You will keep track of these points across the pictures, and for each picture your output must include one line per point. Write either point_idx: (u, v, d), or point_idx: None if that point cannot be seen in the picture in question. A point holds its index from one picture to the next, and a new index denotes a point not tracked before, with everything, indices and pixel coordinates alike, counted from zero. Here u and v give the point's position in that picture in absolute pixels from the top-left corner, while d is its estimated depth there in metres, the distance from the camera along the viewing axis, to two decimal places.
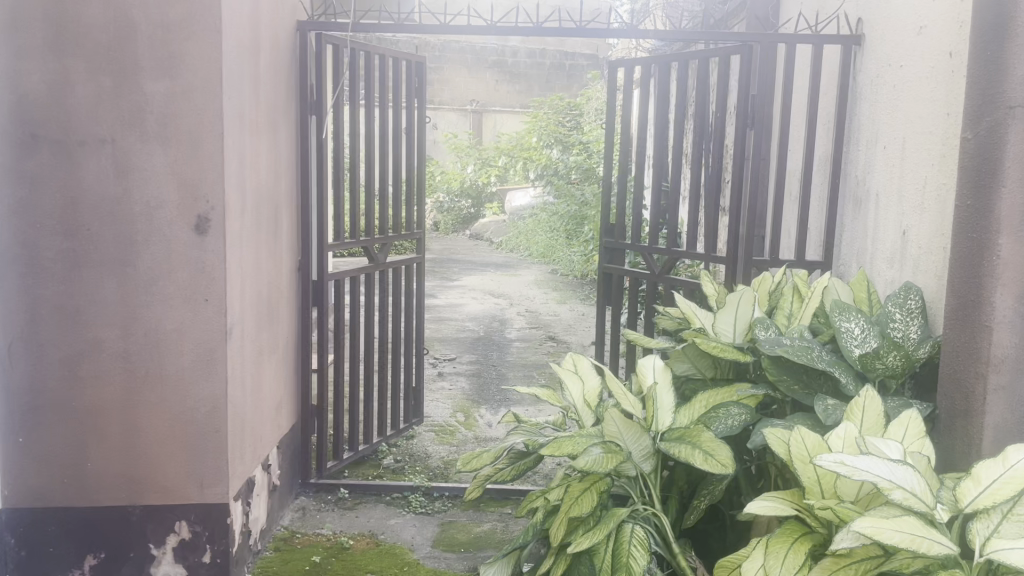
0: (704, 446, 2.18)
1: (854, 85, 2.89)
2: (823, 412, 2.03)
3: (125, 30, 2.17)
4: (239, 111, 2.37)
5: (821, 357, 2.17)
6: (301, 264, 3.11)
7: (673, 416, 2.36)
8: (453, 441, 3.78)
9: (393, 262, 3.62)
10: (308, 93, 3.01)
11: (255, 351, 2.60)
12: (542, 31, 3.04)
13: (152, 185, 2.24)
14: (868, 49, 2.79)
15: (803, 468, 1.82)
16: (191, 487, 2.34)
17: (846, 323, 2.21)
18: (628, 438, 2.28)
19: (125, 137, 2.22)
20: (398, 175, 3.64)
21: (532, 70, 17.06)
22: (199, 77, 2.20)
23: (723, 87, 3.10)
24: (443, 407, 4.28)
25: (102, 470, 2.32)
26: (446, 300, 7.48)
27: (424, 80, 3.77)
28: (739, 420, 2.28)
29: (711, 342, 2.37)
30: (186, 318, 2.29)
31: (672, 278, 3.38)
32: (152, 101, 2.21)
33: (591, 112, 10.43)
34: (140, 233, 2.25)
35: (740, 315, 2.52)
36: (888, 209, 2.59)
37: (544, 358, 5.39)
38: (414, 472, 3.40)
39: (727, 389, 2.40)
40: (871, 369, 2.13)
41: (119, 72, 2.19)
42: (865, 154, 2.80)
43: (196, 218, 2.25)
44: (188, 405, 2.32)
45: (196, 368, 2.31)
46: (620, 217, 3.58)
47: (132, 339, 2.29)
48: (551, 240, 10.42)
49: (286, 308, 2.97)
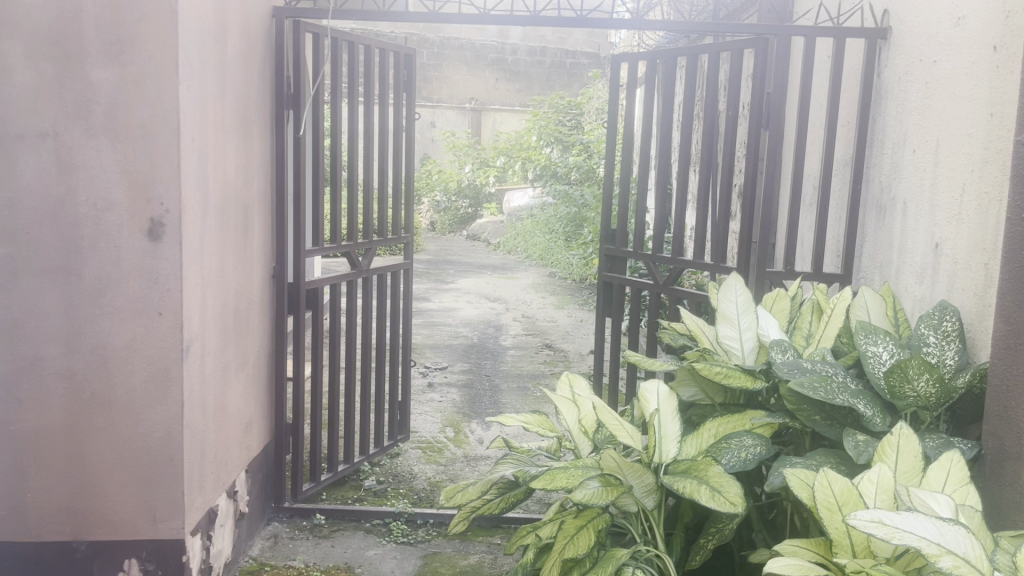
0: (710, 481, 1.95)
1: (880, 83, 2.65)
2: (855, 450, 1.77)
3: (68, 10, 1.94)
4: (202, 104, 2.14)
5: (845, 386, 1.95)
6: (277, 270, 2.87)
7: (679, 446, 2.14)
8: (440, 460, 3.53)
9: (377, 268, 3.39)
10: (285, 86, 2.78)
11: (220, 368, 2.36)
12: (542, 20, 2.78)
13: (100, 185, 2.00)
14: (896, 45, 2.56)
15: (830, 517, 1.60)
16: (143, 522, 2.10)
17: (872, 347, 2.00)
18: (629, 475, 2.07)
19: (70, 131, 1.98)
20: (384, 175, 3.40)
21: (532, 67, 16.78)
22: (153, 65, 1.96)
23: (735, 84, 2.85)
24: (431, 421, 4.03)
25: (42, 502, 2.09)
26: (441, 303, 7.24)
27: (413, 73, 3.52)
28: (752, 452, 2.03)
29: (712, 367, 2.12)
30: (137, 332, 2.05)
31: (676, 289, 3.14)
32: (98, 91, 1.97)
33: (592, 112, 10.17)
34: (86, 238, 2.02)
35: (752, 333, 2.28)
36: (918, 219, 2.36)
37: (539, 367, 5.14)
38: (396, 495, 3.15)
39: (740, 416, 2.17)
40: (899, 397, 1.89)
41: (62, 58, 1.95)
42: (891, 157, 2.56)
43: (150, 222, 2.01)
44: (139, 432, 2.08)
45: (149, 391, 2.07)
46: (621, 222, 3.33)
47: (78, 358, 2.05)
48: (549, 242, 10.16)
49: (258, 318, 2.72)
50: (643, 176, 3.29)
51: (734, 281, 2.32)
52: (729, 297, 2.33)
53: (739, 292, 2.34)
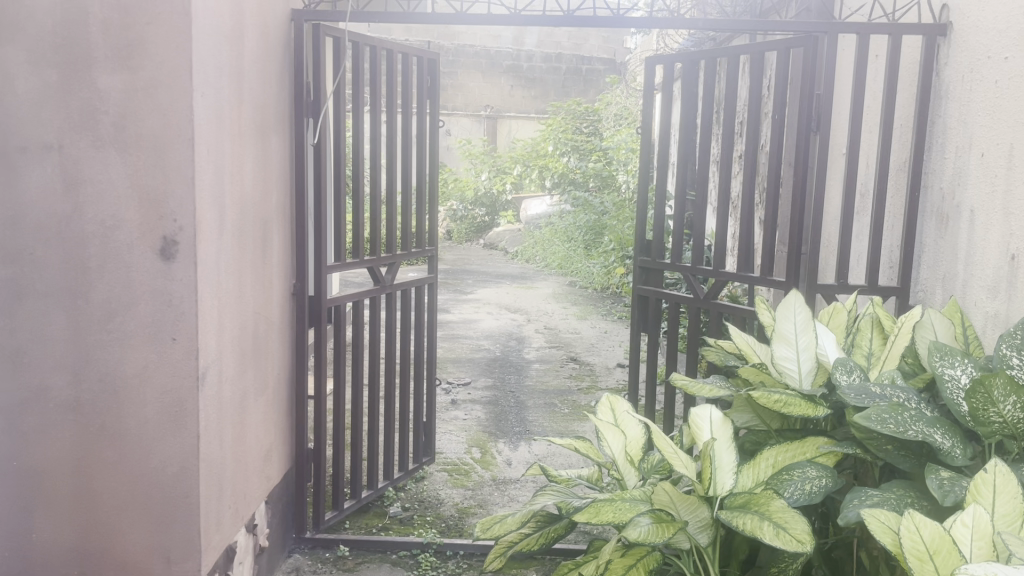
0: (774, 519, 1.75)
1: (939, 82, 2.48)
2: (940, 490, 1.57)
3: (74, 13, 1.80)
4: (217, 111, 1.99)
5: (920, 414, 1.77)
6: (297, 287, 2.71)
7: (735, 478, 1.95)
8: (467, 484, 3.37)
9: (402, 283, 3.23)
10: (304, 93, 2.62)
11: (237, 395, 2.20)
12: (574, 19, 2.63)
13: (108, 202, 1.85)
14: (958, 41, 2.39)
15: (920, 567, 1.38)
16: (157, 564, 1.95)
17: (949, 370, 1.82)
18: (683, 509, 1.89)
19: (75, 143, 1.84)
20: (406, 185, 3.25)
21: (548, 74, 16.65)
22: (164, 72, 1.81)
23: (781, 85, 2.67)
24: (457, 441, 3.87)
25: (48, 543, 1.94)
26: (461, 314, 7.09)
27: (436, 78, 3.37)
28: (817, 484, 1.84)
29: (772, 396, 1.93)
30: (150, 359, 1.90)
31: (719, 304, 2.96)
32: (107, 99, 1.82)
33: (611, 118, 10.04)
34: (94, 259, 1.87)
35: (808, 352, 2.09)
36: (988, 228, 2.18)
37: (566, 382, 4.97)
38: (422, 524, 2.98)
39: (801, 443, 1.98)
40: (983, 422, 1.71)
41: (68, 64, 1.81)
42: (953, 163, 2.39)
43: (162, 240, 1.86)
44: (151, 467, 1.93)
45: (162, 423, 1.92)
46: (656, 232, 3.16)
47: (86, 386, 1.90)
48: (568, 251, 9.98)
49: (277, 339, 2.56)
50: (680, 183, 3.12)
51: (794, 299, 2.13)
52: (788, 315, 2.15)
53: (799, 310, 2.15)
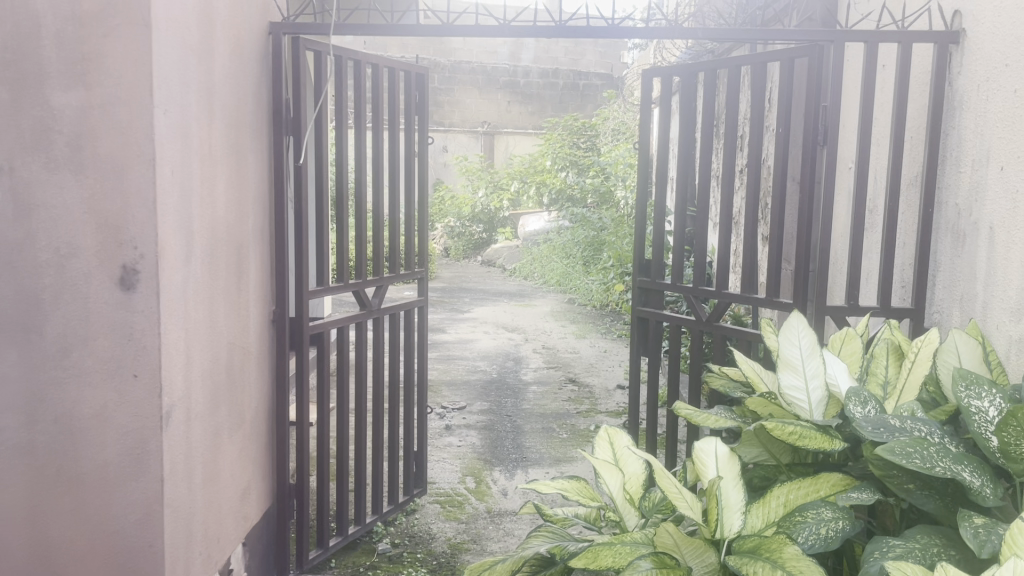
0: (788, 567, 1.57)
1: (954, 91, 2.35)
2: (976, 540, 1.42)
3: (26, 26, 1.67)
4: (183, 129, 1.85)
5: (945, 450, 1.61)
6: (277, 313, 2.57)
7: (744, 519, 1.77)
8: (460, 516, 3.21)
9: (390, 306, 3.08)
10: (283, 108, 2.48)
11: (208, 432, 2.05)
12: (567, 31, 2.50)
13: (64, 228, 1.72)
14: (973, 48, 2.26)
15: None
16: None
17: (976, 402, 1.66)
18: (688, 554, 1.71)
19: (28, 166, 1.70)
20: (394, 204, 3.10)
21: (546, 90, 16.56)
22: (122, 88, 1.68)
23: (785, 97, 2.54)
24: (451, 470, 3.72)
25: None
26: (458, 334, 6.95)
27: (425, 91, 3.23)
28: (833, 528, 1.68)
29: (786, 428, 1.75)
30: (109, 399, 1.75)
31: (722, 327, 2.82)
32: (61, 118, 1.69)
33: (608, 133, 9.95)
34: (49, 288, 1.73)
35: (817, 381, 1.94)
36: (1010, 246, 2.04)
37: (564, 406, 4.81)
38: (412, 562, 2.82)
39: (814, 480, 1.82)
40: (1014, 459, 1.56)
41: (19, 80, 1.69)
42: (969, 177, 2.25)
43: (122, 269, 1.72)
44: (113, 512, 1.78)
45: (124, 465, 1.77)
46: (657, 252, 3.02)
47: (40, 428, 1.76)
48: (568, 267, 9.83)
49: (253, 369, 2.41)
50: (678, 199, 2.99)
51: (798, 322, 1.97)
52: (792, 341, 1.99)
53: (804, 333, 1.99)
